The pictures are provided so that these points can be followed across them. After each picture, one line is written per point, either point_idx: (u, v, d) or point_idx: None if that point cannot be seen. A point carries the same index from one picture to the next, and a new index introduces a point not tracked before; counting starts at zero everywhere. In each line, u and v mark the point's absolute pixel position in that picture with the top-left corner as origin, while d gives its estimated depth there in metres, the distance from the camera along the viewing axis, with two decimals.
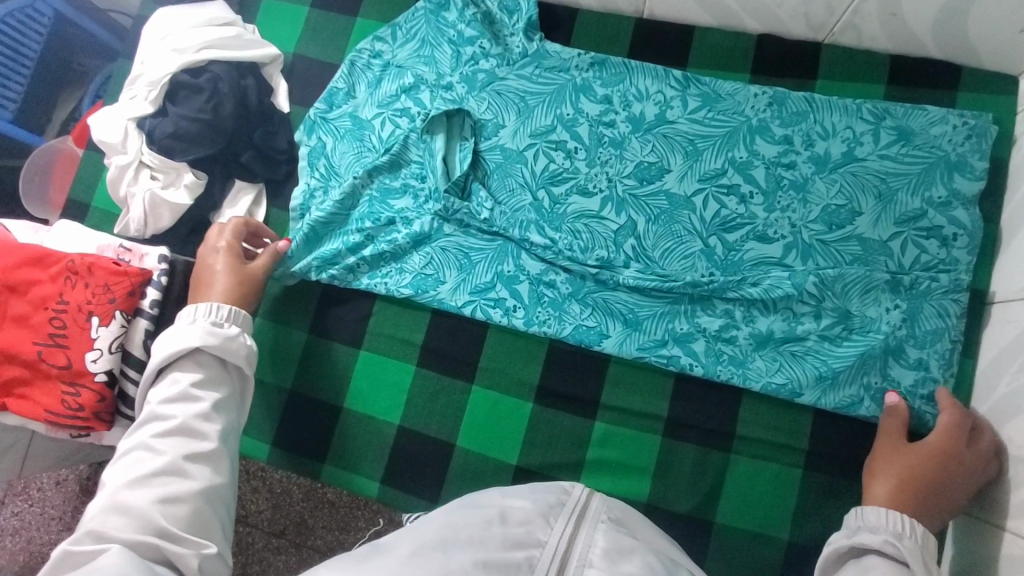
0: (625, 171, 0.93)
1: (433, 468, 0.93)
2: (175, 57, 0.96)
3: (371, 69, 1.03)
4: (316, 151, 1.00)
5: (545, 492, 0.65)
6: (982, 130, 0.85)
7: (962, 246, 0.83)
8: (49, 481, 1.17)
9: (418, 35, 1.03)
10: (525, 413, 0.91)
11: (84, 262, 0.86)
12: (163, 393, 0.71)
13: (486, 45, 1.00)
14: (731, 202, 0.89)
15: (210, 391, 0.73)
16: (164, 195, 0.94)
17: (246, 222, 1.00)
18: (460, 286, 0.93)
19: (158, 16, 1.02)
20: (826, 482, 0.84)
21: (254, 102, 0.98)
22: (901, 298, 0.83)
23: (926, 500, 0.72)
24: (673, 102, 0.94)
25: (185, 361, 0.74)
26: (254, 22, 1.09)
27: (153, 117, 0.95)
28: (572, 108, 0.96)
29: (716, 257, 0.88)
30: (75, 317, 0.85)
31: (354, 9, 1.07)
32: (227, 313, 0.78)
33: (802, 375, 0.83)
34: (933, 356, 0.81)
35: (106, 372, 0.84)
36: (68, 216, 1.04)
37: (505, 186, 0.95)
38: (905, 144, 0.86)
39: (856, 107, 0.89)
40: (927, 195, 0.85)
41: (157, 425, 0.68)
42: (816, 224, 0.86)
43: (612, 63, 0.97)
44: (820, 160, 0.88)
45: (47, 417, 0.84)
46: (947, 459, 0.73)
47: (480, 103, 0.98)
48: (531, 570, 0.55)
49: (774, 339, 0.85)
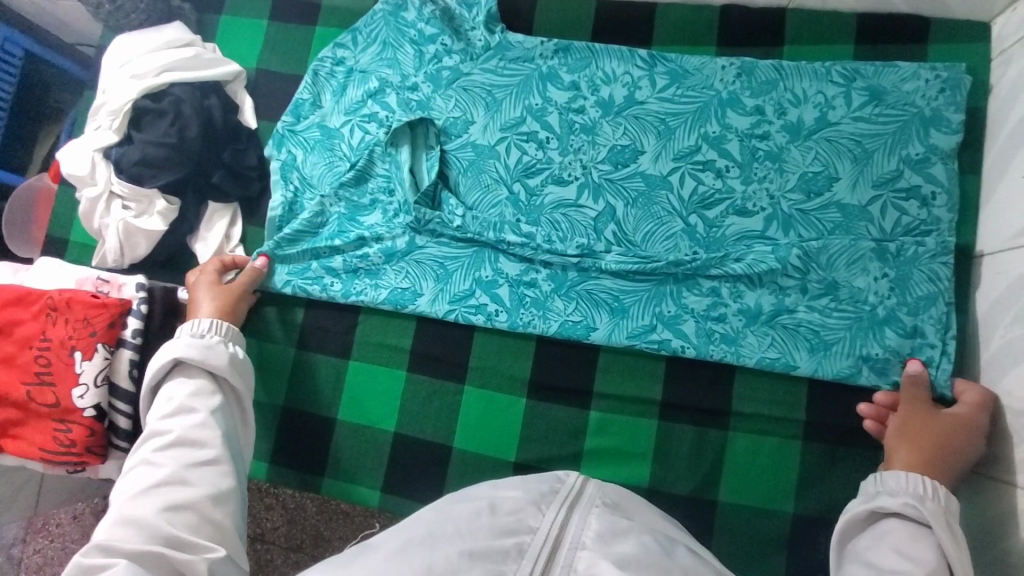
0: (599, 157, 0.91)
1: (433, 471, 0.92)
2: (134, 83, 0.95)
3: (335, 76, 1.02)
4: (288, 164, 0.99)
5: (538, 482, 0.65)
6: (955, 82, 0.83)
7: (942, 205, 0.82)
8: (67, 515, 1.15)
9: (379, 37, 1.02)
10: (518, 410, 0.91)
11: (62, 297, 0.86)
12: (162, 409, 0.72)
13: (449, 42, 0.99)
14: (708, 177, 0.88)
15: (206, 400, 0.73)
16: (139, 224, 0.94)
17: (224, 244, 0.99)
18: (439, 296, 0.92)
19: (116, 44, 1.01)
20: (827, 452, 0.83)
21: (221, 122, 0.97)
22: (889, 265, 0.82)
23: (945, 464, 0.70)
24: (641, 82, 0.92)
25: (180, 376, 0.76)
26: (214, 41, 1.08)
27: (119, 146, 0.94)
28: (540, 97, 0.95)
29: (698, 234, 0.87)
30: (59, 354, 0.84)
31: (314, 18, 1.06)
32: (208, 326, 0.82)
33: (797, 348, 0.83)
34: (929, 321, 0.80)
35: (94, 407, 0.84)
36: (48, 253, 1.04)
37: (479, 182, 0.94)
38: (878, 103, 0.85)
39: (825, 70, 0.87)
40: (904, 153, 0.83)
41: (159, 440, 0.69)
42: (794, 193, 0.85)
43: (576, 48, 0.95)
44: (793, 127, 0.87)
45: (43, 455, 0.84)
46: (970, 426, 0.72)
47: (447, 101, 0.97)
48: (522, 556, 0.55)
49: (765, 314, 0.84)
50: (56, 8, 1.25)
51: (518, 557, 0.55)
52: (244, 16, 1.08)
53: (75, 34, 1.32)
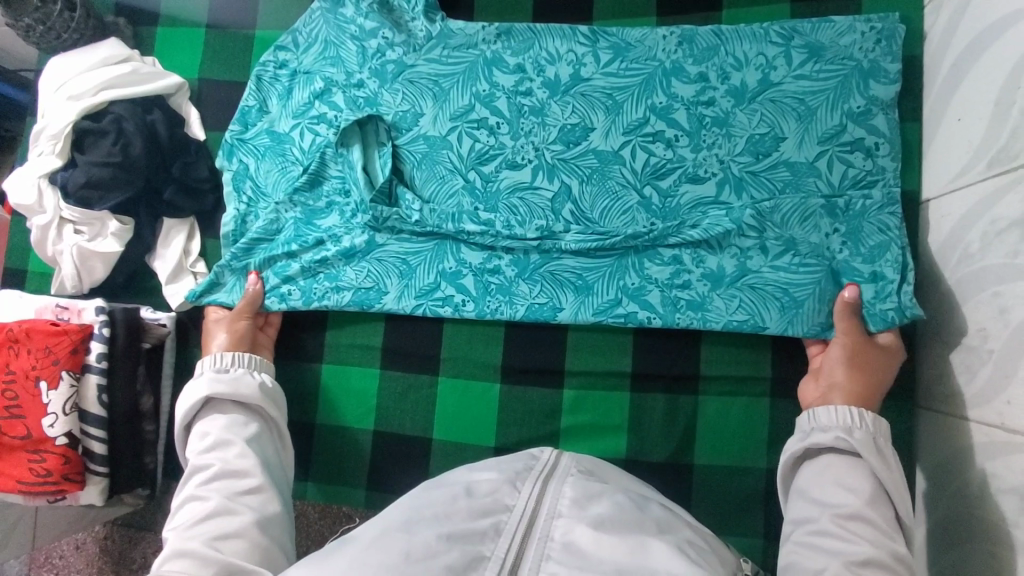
0: (551, 138, 0.90)
1: (416, 464, 0.93)
2: (72, 104, 0.92)
3: (279, 80, 1.00)
4: (241, 174, 0.98)
5: (513, 461, 0.66)
6: (890, 32, 0.84)
7: (885, 154, 0.83)
8: (70, 545, 1.09)
9: (320, 36, 0.99)
10: (492, 396, 0.92)
11: (21, 328, 0.85)
12: (197, 446, 0.75)
13: (389, 34, 0.95)
14: (658, 148, 0.88)
15: (240, 431, 0.76)
16: (93, 247, 0.92)
17: (183, 260, 0.97)
18: (404, 292, 0.91)
19: (49, 67, 0.97)
20: (793, 407, 0.85)
21: (166, 135, 0.96)
22: (840, 220, 0.83)
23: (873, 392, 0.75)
24: (586, 58, 0.91)
25: (213, 411, 0.79)
26: (153, 54, 1.06)
27: (65, 169, 0.91)
28: (487, 83, 0.93)
29: (655, 206, 0.87)
30: (25, 385, 0.83)
31: (253, 22, 1.04)
32: (230, 358, 0.83)
33: (763, 308, 0.83)
34: (888, 266, 0.80)
35: (66, 434, 0.83)
36: (6, 284, 1.01)
37: (435, 174, 0.93)
38: (818, 59, 0.85)
39: (763, 31, 0.87)
40: (846, 107, 0.84)
41: (201, 476, 0.72)
42: (742, 156, 0.86)
43: (518, 30, 0.93)
44: (737, 91, 0.87)
45: (19, 487, 0.82)
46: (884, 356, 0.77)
47: (394, 95, 0.95)
48: (499, 534, 0.56)
49: (727, 277, 0.84)
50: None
51: (494, 536, 0.55)
52: (181, 27, 1.05)
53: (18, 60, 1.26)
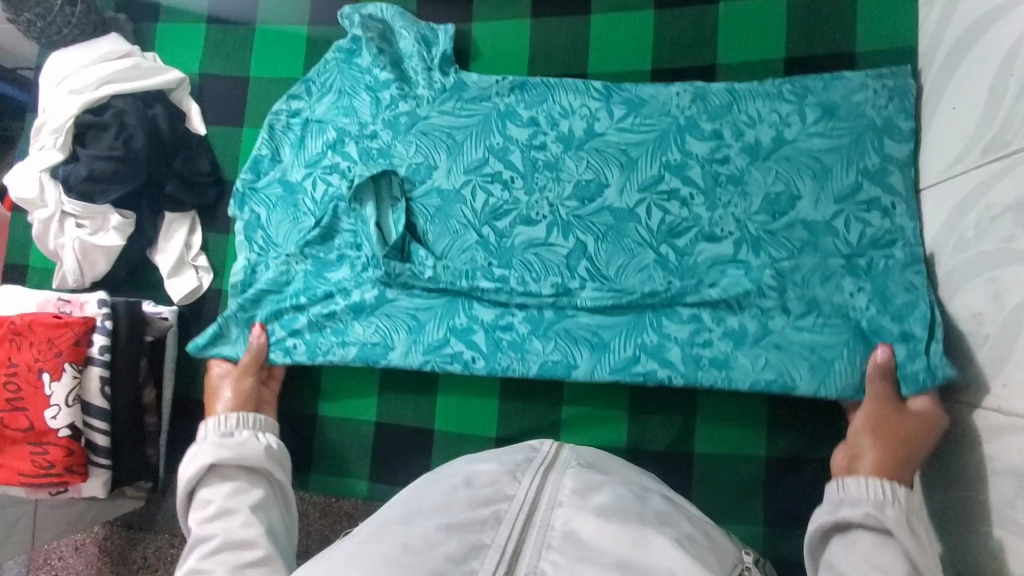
0: (565, 194, 0.88)
1: (416, 447, 0.93)
2: (72, 99, 0.92)
3: (292, 130, 0.99)
4: (253, 224, 0.97)
5: (514, 453, 0.67)
6: (902, 89, 0.81)
7: (904, 212, 0.79)
8: (68, 547, 1.16)
9: (333, 86, 0.98)
10: (492, 406, 0.91)
11: (24, 321, 0.86)
12: (200, 515, 0.72)
13: (403, 86, 0.95)
14: (674, 207, 0.85)
15: (245, 498, 0.74)
16: (95, 241, 0.93)
17: (184, 253, 0.99)
18: (412, 348, 0.89)
19: (49, 62, 0.98)
20: (793, 441, 0.83)
21: (167, 129, 0.96)
22: (864, 280, 0.79)
23: (909, 461, 0.70)
24: (599, 113, 0.89)
25: (216, 478, 0.76)
26: (153, 50, 1.06)
27: (66, 164, 0.92)
28: (500, 136, 0.91)
29: (671, 264, 0.84)
30: (27, 377, 0.84)
31: (252, 18, 1.04)
32: (235, 420, 0.81)
33: (792, 367, 0.79)
34: (916, 322, 0.75)
35: (69, 426, 0.84)
36: (11, 282, 1.05)
37: (448, 228, 0.91)
38: (832, 117, 0.83)
39: (775, 89, 0.85)
40: (861, 165, 0.81)
41: (204, 546, 0.67)
42: (760, 214, 0.83)
43: (531, 83, 0.92)
44: (751, 149, 0.84)
45: (23, 479, 0.83)
46: (926, 425, 0.71)
47: (407, 146, 0.93)
48: (499, 522, 0.57)
49: (750, 336, 0.81)
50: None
51: (495, 524, 0.57)
52: (181, 22, 1.06)
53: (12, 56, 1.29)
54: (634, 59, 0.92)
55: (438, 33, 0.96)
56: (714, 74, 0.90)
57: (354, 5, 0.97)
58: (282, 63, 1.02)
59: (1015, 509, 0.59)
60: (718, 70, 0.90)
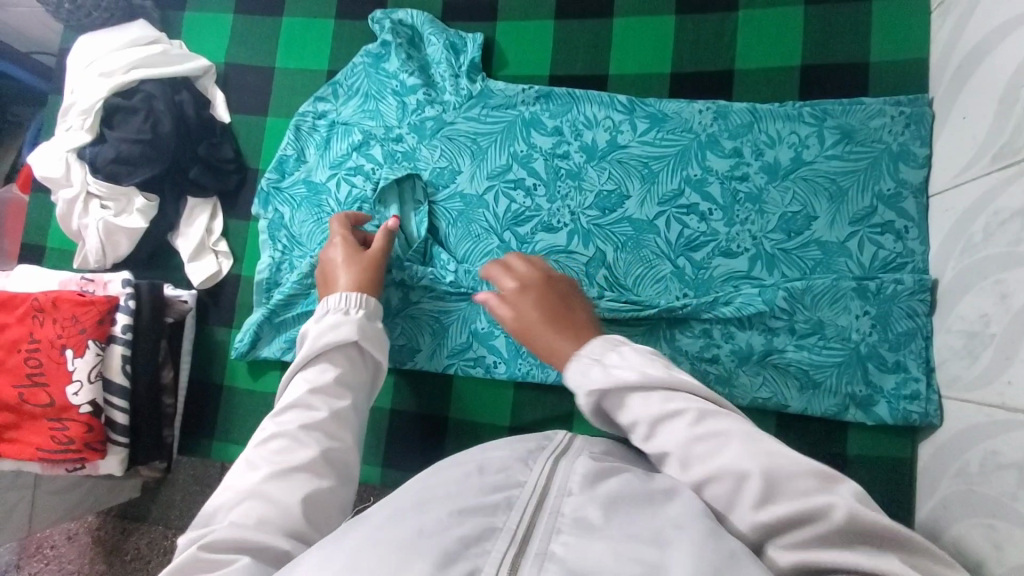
0: (586, 203, 0.91)
1: (431, 436, 0.94)
2: (104, 82, 0.94)
3: (318, 130, 1.00)
4: (276, 223, 0.98)
5: (524, 440, 0.59)
6: (919, 116, 0.84)
7: (915, 237, 0.82)
8: (61, 536, 1.16)
9: (360, 90, 1.00)
10: (506, 398, 0.92)
11: (47, 298, 0.87)
12: (310, 380, 0.66)
13: (429, 93, 0.97)
14: (692, 221, 0.88)
15: (345, 387, 0.68)
16: (119, 222, 0.94)
17: (206, 238, 1.00)
18: (436, 352, 0.92)
19: (78, 45, 1.00)
20: (801, 438, 0.84)
21: (193, 115, 0.98)
22: (870, 303, 0.82)
23: (559, 317, 0.68)
24: (623, 126, 0.92)
25: (320, 361, 0.68)
26: (180, 38, 1.07)
27: (93, 146, 0.93)
28: (524, 144, 0.94)
29: (687, 277, 0.87)
30: (49, 353, 0.86)
31: (279, 8, 1.06)
32: (376, 307, 0.76)
33: (784, 386, 0.83)
34: (911, 357, 0.80)
35: (90, 403, 0.86)
36: (27, 262, 1.06)
37: (470, 233, 0.93)
38: (849, 141, 0.86)
39: (796, 112, 0.88)
40: (876, 189, 0.84)
41: (299, 415, 0.62)
42: (775, 233, 0.86)
43: (557, 94, 0.94)
44: (771, 168, 0.87)
45: (41, 455, 0.84)
46: (547, 278, 0.74)
47: (432, 151, 0.96)
48: (511, 507, 0.48)
49: (756, 355, 0.83)
50: (10, 17, 1.23)
51: (506, 510, 0.48)
52: (208, 12, 1.07)
53: (31, 41, 1.30)
54: (655, 62, 0.95)
55: (467, 41, 0.99)
56: (733, 78, 0.93)
57: (383, 10, 0.99)
58: (309, 54, 1.04)
59: (1014, 500, 0.61)
60: (736, 75, 0.93)
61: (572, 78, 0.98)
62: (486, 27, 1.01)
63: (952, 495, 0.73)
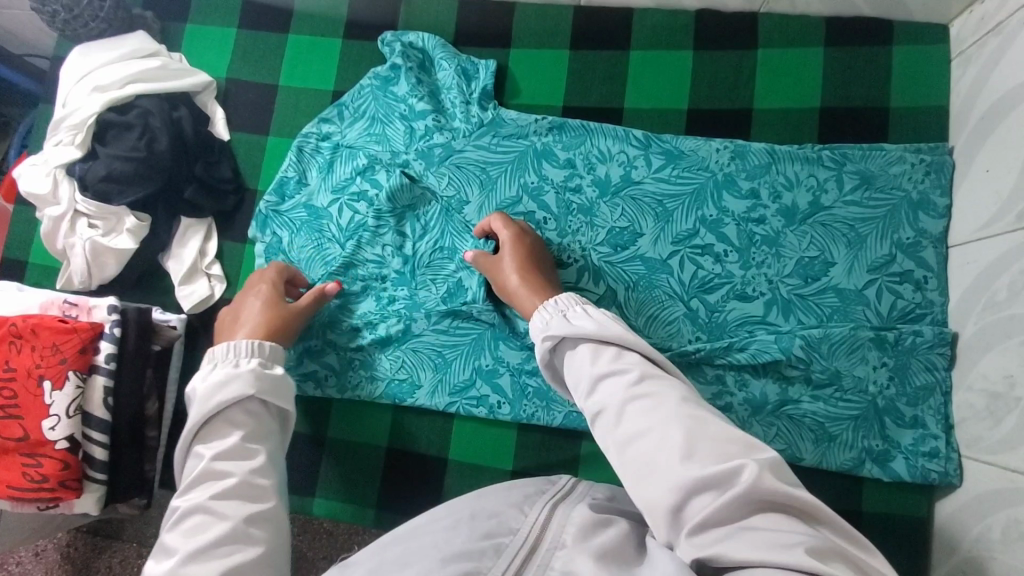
0: (598, 239, 0.88)
1: (431, 476, 0.90)
2: (98, 95, 0.90)
3: (321, 152, 0.97)
4: (273, 247, 0.94)
5: (522, 484, 0.57)
6: (939, 164, 0.83)
7: (934, 289, 0.81)
8: (28, 552, 1.09)
9: (367, 112, 0.97)
10: (510, 439, 0.88)
11: (27, 324, 0.82)
12: (215, 448, 0.64)
13: (439, 119, 0.94)
14: (707, 262, 0.85)
15: (261, 442, 0.66)
16: (107, 243, 0.89)
17: (199, 260, 0.95)
18: (438, 388, 0.88)
19: (73, 55, 0.95)
20: (816, 491, 0.81)
21: (192, 135, 0.93)
22: (888, 355, 0.79)
23: (533, 279, 0.78)
24: (637, 161, 0.89)
25: (222, 421, 0.66)
26: (180, 51, 1.03)
27: (84, 161, 0.89)
28: (536, 175, 0.91)
29: (700, 319, 0.84)
30: (26, 383, 0.81)
31: (286, 25, 1.02)
32: (269, 351, 0.73)
33: (800, 439, 0.80)
34: (928, 412, 0.79)
35: (68, 438, 0.80)
36: (6, 275, 1.00)
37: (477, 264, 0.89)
38: (868, 187, 0.84)
39: (816, 155, 0.86)
40: (895, 238, 0.82)
41: (215, 486, 0.61)
42: (791, 278, 0.83)
43: (571, 125, 0.92)
44: (788, 212, 0.85)
45: (11, 492, 0.79)
46: (530, 244, 0.82)
47: (440, 179, 0.92)
48: (498, 554, 0.47)
49: (771, 404, 0.81)
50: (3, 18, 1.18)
51: (493, 556, 0.47)
52: (211, 25, 1.04)
53: (23, 43, 1.25)
54: (672, 97, 0.93)
55: (479, 67, 0.96)
56: (751, 117, 0.91)
57: (394, 33, 0.97)
58: (314, 73, 1.01)
59: None
60: (754, 114, 0.91)
61: (586, 109, 0.95)
62: (499, 54, 0.99)
63: (971, 560, 0.71)
